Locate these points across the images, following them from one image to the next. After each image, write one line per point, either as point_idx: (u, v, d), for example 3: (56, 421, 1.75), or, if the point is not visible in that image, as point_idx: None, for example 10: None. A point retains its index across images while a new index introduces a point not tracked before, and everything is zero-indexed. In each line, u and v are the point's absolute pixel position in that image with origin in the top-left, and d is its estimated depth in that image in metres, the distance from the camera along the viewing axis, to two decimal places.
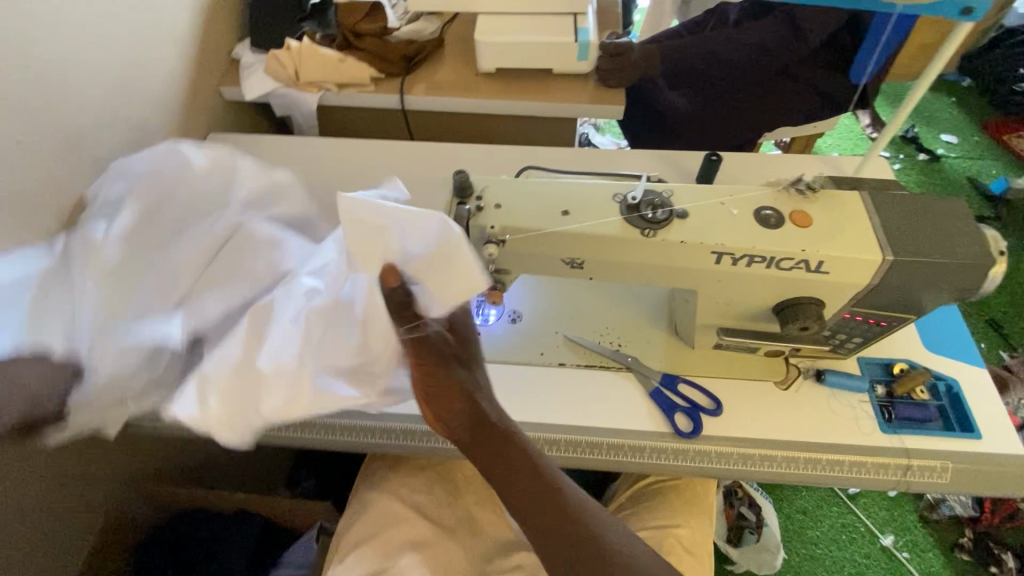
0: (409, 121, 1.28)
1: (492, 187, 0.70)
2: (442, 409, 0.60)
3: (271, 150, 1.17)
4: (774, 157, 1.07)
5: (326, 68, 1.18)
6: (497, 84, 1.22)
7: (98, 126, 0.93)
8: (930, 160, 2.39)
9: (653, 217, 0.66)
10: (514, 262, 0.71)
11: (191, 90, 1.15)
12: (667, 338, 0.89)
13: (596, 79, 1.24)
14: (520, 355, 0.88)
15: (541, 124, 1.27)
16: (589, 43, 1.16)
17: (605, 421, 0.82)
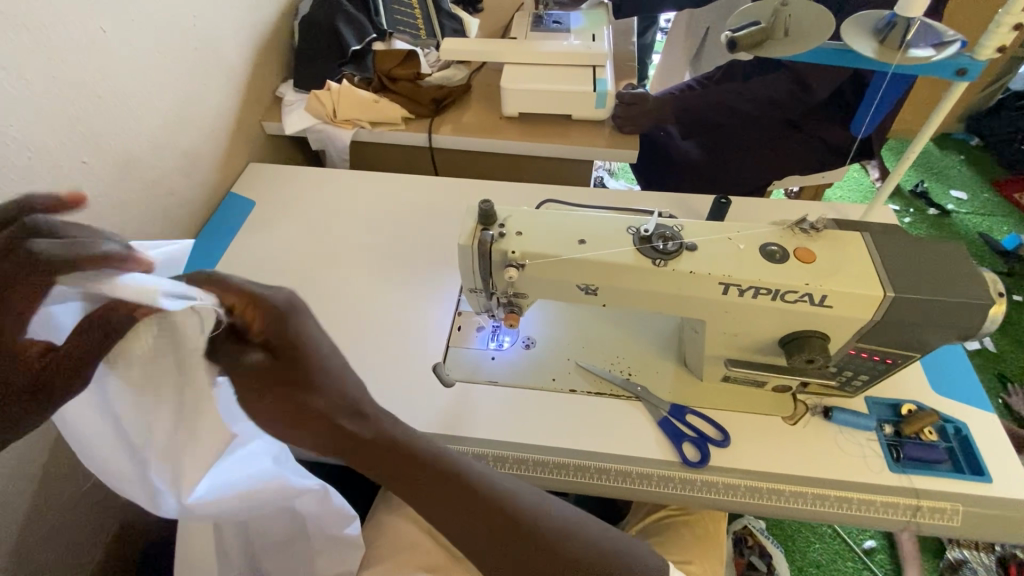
0: (435, 158, 1.36)
1: (514, 216, 0.75)
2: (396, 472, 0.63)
3: (305, 179, 1.25)
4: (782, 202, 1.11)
5: (361, 107, 1.27)
6: (519, 128, 1.31)
7: (152, 152, 1.01)
8: (941, 215, 2.41)
9: (664, 248, 0.70)
10: (531, 286, 0.75)
11: (236, 124, 1.24)
12: (677, 369, 0.91)
13: (612, 125, 1.32)
14: (532, 379, 0.91)
15: (560, 165, 1.34)
16: (607, 92, 1.25)
17: (615, 447, 0.84)
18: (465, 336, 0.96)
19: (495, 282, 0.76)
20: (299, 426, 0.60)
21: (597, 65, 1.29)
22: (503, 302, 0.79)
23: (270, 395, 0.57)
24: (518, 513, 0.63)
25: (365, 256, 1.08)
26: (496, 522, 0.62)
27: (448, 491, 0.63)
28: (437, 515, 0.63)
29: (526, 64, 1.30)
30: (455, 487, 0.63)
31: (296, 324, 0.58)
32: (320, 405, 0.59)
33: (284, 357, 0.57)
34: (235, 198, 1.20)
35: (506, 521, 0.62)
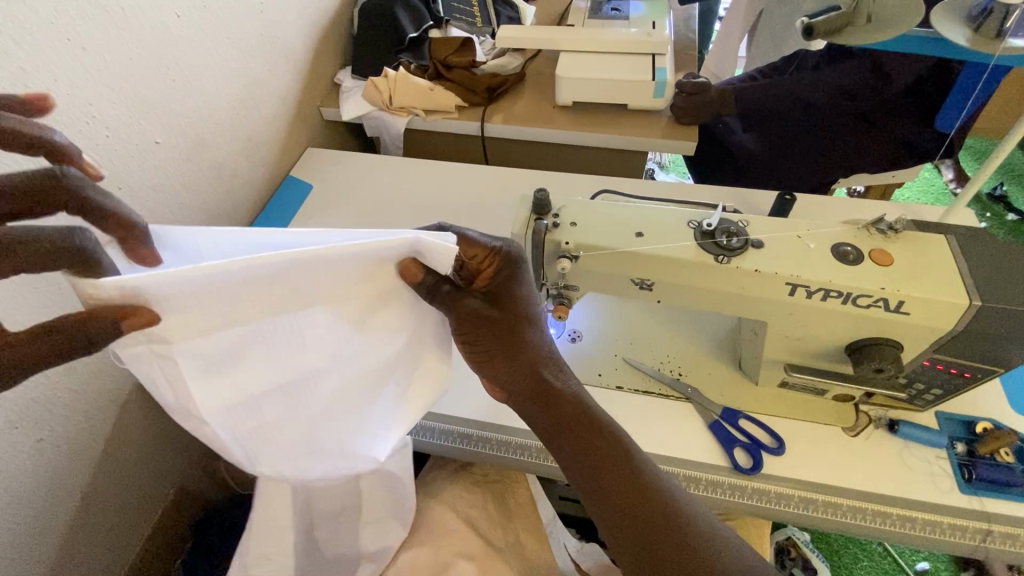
0: (486, 147, 1.35)
1: (570, 206, 0.74)
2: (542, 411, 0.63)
3: (360, 164, 1.27)
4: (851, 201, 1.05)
5: (416, 94, 1.28)
6: (572, 117, 1.29)
7: (219, 134, 1.05)
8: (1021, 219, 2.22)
9: (727, 244, 0.67)
10: (584, 278, 0.74)
11: (296, 109, 1.27)
12: (730, 372, 0.88)
13: (669, 116, 1.28)
14: (578, 373, 0.90)
15: (612, 156, 1.31)
16: (665, 82, 1.21)
17: (663, 447, 0.81)
18: None
19: (546, 274, 0.75)
20: (497, 368, 0.61)
21: (656, 53, 1.25)
22: (552, 294, 0.78)
23: (487, 335, 0.59)
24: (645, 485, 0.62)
25: None
26: (621, 487, 0.62)
27: (583, 439, 0.63)
28: (571, 459, 0.64)
29: (582, 52, 1.27)
30: (600, 441, 0.63)
31: (519, 284, 0.61)
32: (524, 354, 0.61)
33: (496, 303, 0.60)
34: (294, 181, 1.24)
35: (636, 488, 0.62)
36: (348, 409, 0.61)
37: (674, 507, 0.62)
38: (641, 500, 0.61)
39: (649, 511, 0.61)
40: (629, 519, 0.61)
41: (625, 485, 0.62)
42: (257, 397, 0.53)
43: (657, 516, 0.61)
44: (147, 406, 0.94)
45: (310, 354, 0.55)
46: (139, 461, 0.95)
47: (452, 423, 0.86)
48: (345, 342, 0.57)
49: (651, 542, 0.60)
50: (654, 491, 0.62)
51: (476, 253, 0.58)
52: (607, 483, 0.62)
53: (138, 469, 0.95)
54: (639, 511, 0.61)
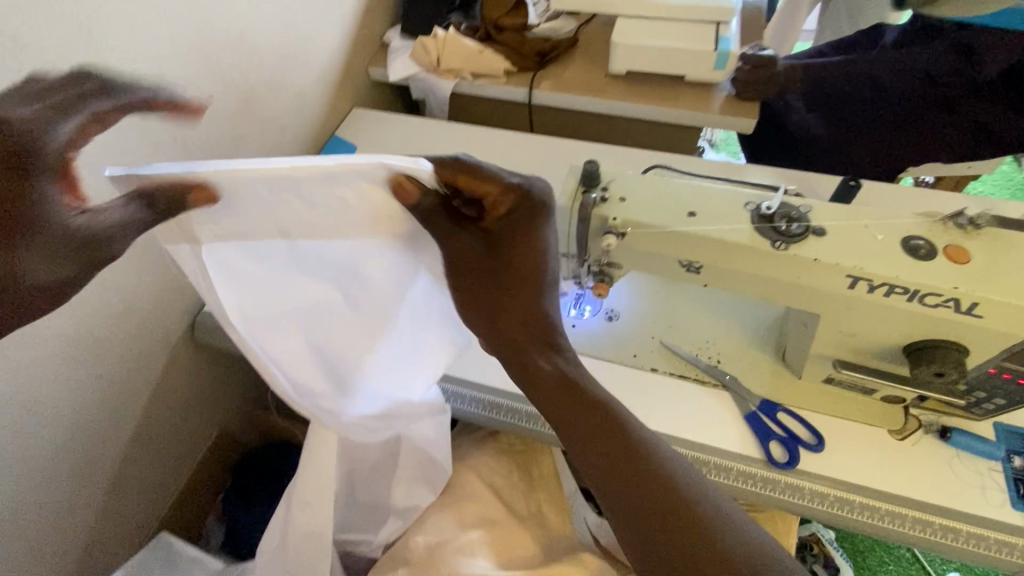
0: (532, 115, 1.31)
1: (619, 180, 0.71)
2: (537, 384, 0.63)
3: (404, 126, 1.26)
4: (923, 192, 0.97)
5: (465, 57, 1.25)
6: (624, 87, 1.23)
7: (269, 90, 1.06)
8: None
9: (787, 230, 0.64)
10: (629, 256, 0.71)
11: (344, 67, 1.26)
12: (772, 363, 0.85)
13: (729, 90, 1.21)
14: (613, 352, 0.88)
15: (663, 131, 1.25)
16: (729, 53, 1.14)
17: (695, 433, 0.80)
18: None
19: (589, 249, 0.73)
20: (489, 316, 0.60)
21: (720, 21, 1.17)
22: (593, 271, 0.76)
23: (479, 273, 0.56)
24: (655, 470, 0.59)
25: None
26: (628, 471, 0.59)
27: (586, 417, 0.61)
28: (568, 435, 0.62)
29: (640, 17, 1.20)
30: (600, 419, 0.61)
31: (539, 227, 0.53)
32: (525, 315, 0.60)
33: (498, 244, 0.54)
34: (339, 141, 1.24)
35: (642, 472, 0.59)
36: (354, 350, 0.64)
37: (683, 502, 0.58)
38: (649, 483, 0.58)
39: (659, 499, 0.58)
40: (639, 506, 0.58)
41: (632, 467, 0.59)
42: (274, 312, 0.58)
43: (645, 492, 0.58)
44: (193, 352, 0.98)
45: (318, 284, 0.59)
46: (185, 404, 1.00)
47: (482, 392, 0.86)
48: (353, 280, 0.60)
49: (633, 516, 0.58)
50: (664, 478, 0.59)
51: (487, 192, 0.50)
52: (609, 464, 0.60)
53: (184, 410, 1.00)
54: (650, 497, 0.58)
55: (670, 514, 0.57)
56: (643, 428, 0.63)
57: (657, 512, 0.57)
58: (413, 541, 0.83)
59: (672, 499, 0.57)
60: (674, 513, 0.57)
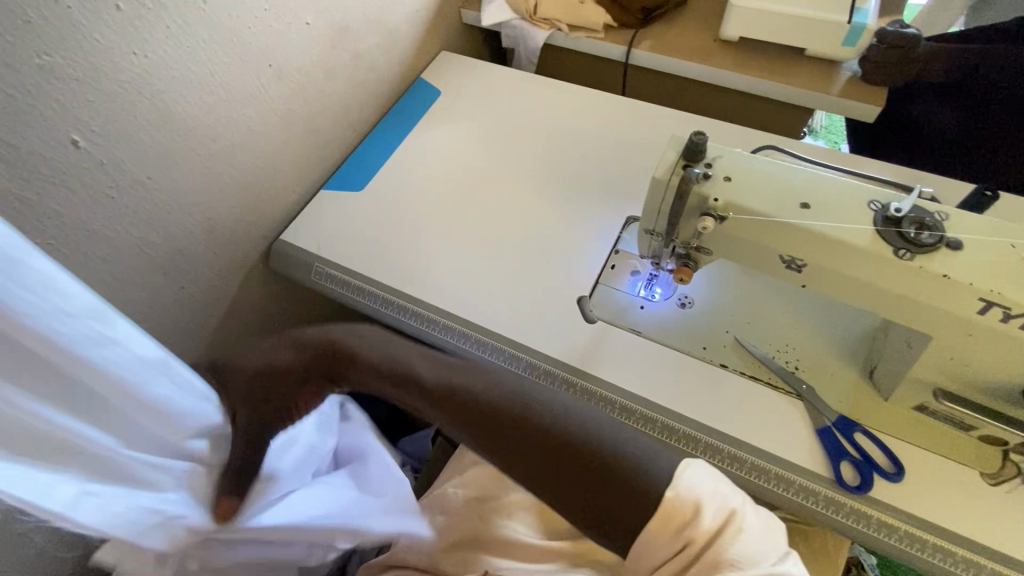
0: (626, 77, 1.23)
1: (726, 158, 0.65)
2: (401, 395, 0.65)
3: (492, 75, 1.21)
4: None
5: (565, 7, 1.17)
6: (734, 55, 1.12)
7: (364, 24, 1.03)
8: None
9: (916, 237, 0.57)
10: (722, 243, 0.66)
11: (437, 6, 1.22)
12: (857, 378, 0.78)
13: (854, 71, 1.08)
14: (681, 341, 0.83)
15: (769, 109, 1.14)
16: (864, 28, 1.00)
17: (759, 439, 0.75)
18: (618, 276, 0.89)
19: (679, 230, 0.68)
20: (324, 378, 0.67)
21: None
22: (679, 252, 0.71)
23: None
24: (569, 429, 0.59)
25: (535, 167, 1.04)
26: (519, 422, 0.60)
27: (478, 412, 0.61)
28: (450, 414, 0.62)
29: None
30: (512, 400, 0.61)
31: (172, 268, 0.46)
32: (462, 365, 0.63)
33: None
34: (424, 83, 1.21)
35: (552, 427, 0.59)
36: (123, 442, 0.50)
37: (593, 434, 0.59)
38: (566, 434, 0.59)
39: (587, 447, 0.58)
40: (559, 457, 0.58)
41: (547, 426, 0.59)
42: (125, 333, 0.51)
43: (574, 451, 0.58)
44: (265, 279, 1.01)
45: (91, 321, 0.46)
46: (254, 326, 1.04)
47: (536, 358, 0.83)
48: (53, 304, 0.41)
49: (568, 478, 0.58)
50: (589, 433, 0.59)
51: None
52: (493, 424, 0.61)
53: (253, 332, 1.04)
54: (565, 453, 0.58)
55: (594, 461, 0.57)
56: (534, 387, 0.64)
57: (582, 462, 0.57)
58: (451, 491, 0.84)
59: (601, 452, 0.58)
60: (603, 459, 0.57)
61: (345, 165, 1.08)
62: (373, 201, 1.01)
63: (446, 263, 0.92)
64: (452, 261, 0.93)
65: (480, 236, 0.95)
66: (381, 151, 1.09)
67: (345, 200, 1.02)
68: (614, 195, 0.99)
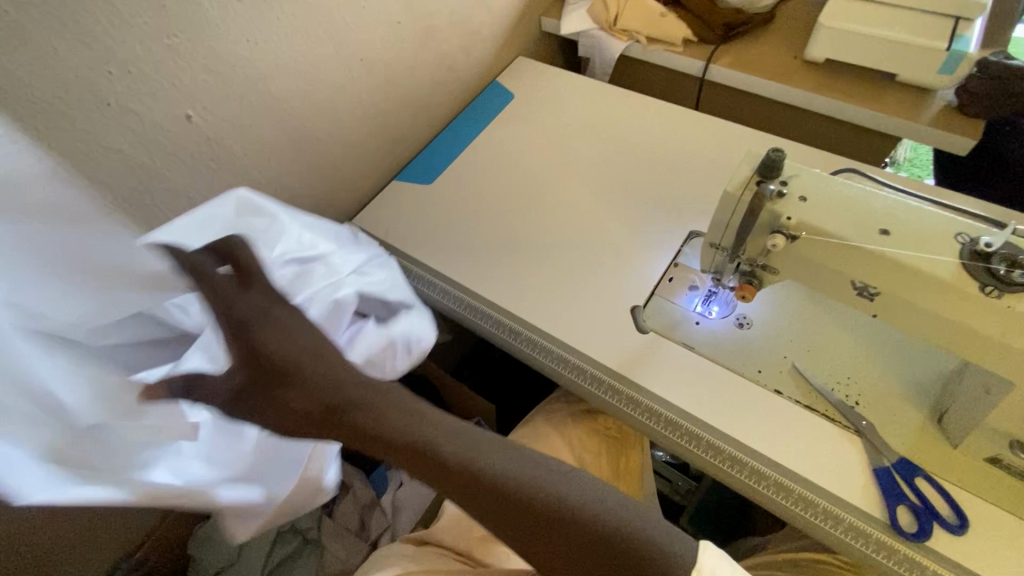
0: (701, 92, 1.22)
1: (803, 177, 0.63)
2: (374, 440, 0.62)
3: (565, 82, 1.23)
4: None
5: (645, 19, 1.18)
6: (818, 76, 1.09)
7: (449, 26, 1.08)
8: None
9: (1006, 275, 0.54)
10: (791, 263, 0.64)
11: (519, 12, 1.25)
12: (924, 420, 0.74)
13: (950, 100, 1.03)
14: (735, 361, 0.82)
15: (850, 134, 1.10)
16: (964, 56, 0.95)
17: (809, 471, 0.73)
18: (675, 289, 0.89)
19: (747, 246, 0.67)
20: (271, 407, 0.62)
21: (964, 16, 0.98)
22: (744, 269, 0.70)
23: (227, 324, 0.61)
24: (527, 502, 0.57)
25: (600, 174, 1.05)
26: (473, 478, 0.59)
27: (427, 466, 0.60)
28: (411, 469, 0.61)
29: None
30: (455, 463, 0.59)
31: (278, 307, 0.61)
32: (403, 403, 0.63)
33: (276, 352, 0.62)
34: (499, 85, 1.24)
35: (506, 504, 0.57)
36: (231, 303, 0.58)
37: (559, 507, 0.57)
38: (520, 510, 0.57)
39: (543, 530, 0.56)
40: (531, 534, 0.57)
41: (501, 503, 0.58)
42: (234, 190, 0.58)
43: (512, 506, 0.57)
44: None
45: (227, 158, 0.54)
46: None
47: (585, 362, 0.84)
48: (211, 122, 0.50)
49: (509, 521, 0.57)
50: (541, 509, 0.57)
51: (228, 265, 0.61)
52: (452, 477, 0.59)
53: None
54: (527, 529, 0.57)
55: (558, 536, 0.56)
56: (476, 439, 0.62)
57: (536, 538, 0.57)
58: None
59: (553, 533, 0.56)
60: (559, 537, 0.56)
61: (417, 159, 1.13)
62: (440, 194, 1.05)
63: (505, 259, 0.95)
64: (511, 259, 0.95)
65: (539, 236, 0.97)
66: (452, 147, 1.13)
67: (414, 191, 1.07)
68: (678, 208, 0.98)
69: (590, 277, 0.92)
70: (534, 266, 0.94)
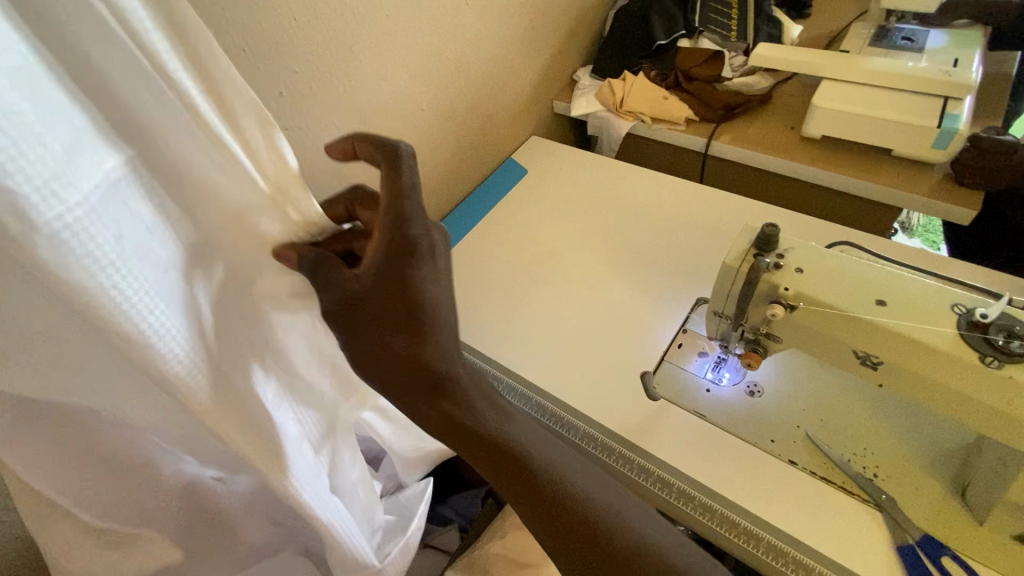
0: (705, 166, 1.29)
1: (798, 250, 0.66)
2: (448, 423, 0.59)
3: (575, 157, 1.32)
4: None
5: (648, 101, 1.27)
6: (816, 152, 1.15)
7: (467, 112, 1.18)
8: None
9: (1005, 346, 0.54)
10: (792, 332, 0.66)
11: (532, 97, 1.36)
12: (945, 494, 0.72)
13: (948, 173, 1.07)
14: (746, 429, 0.81)
15: (852, 205, 1.14)
16: (954, 132, 1.00)
17: (827, 548, 0.70)
18: (684, 356, 0.90)
19: (747, 315, 0.69)
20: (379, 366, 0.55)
21: (952, 97, 1.04)
22: (748, 337, 0.72)
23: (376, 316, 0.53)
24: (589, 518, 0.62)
25: (608, 243, 1.10)
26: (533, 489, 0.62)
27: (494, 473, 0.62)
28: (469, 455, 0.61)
29: (851, 81, 1.11)
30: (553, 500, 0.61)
31: (418, 288, 0.53)
32: (380, 351, 0.54)
33: (402, 304, 0.53)
34: (513, 161, 1.33)
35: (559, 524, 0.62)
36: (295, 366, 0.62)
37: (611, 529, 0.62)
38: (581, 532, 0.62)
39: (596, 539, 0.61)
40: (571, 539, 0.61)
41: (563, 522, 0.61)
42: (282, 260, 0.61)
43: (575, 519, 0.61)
44: None
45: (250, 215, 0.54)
46: None
47: (592, 429, 0.85)
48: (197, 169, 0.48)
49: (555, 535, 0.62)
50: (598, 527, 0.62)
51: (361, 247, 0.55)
52: (513, 479, 0.61)
53: None
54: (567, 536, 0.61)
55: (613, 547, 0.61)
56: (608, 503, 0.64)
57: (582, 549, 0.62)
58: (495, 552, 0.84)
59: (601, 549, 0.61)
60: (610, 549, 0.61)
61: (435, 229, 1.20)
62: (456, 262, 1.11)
63: (517, 325, 0.98)
64: (522, 325, 0.98)
65: (549, 303, 1.01)
66: (469, 219, 1.20)
67: None
68: (684, 277, 1.02)
69: (599, 343, 0.94)
70: (543, 332, 0.97)
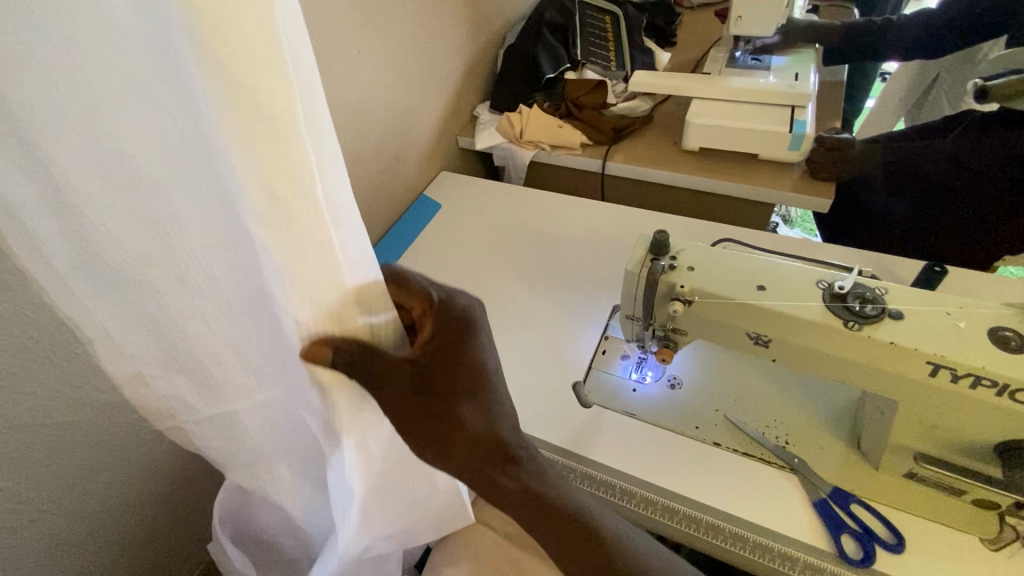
0: (605, 185, 1.39)
1: (688, 250, 0.74)
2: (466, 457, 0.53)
3: (483, 188, 1.38)
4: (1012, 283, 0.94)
5: (545, 131, 1.36)
6: (697, 162, 1.28)
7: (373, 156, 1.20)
8: None
9: (861, 310, 0.64)
10: (694, 324, 0.73)
11: (436, 136, 1.41)
12: (844, 448, 0.81)
13: (805, 169, 1.23)
14: (673, 420, 0.87)
15: (734, 206, 1.28)
16: (804, 135, 1.16)
17: (756, 516, 0.76)
18: (609, 361, 0.95)
19: (655, 314, 0.75)
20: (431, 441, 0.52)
21: (797, 106, 1.21)
22: (659, 335, 0.78)
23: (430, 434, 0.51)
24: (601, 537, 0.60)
25: (525, 264, 1.15)
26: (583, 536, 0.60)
27: (556, 525, 0.59)
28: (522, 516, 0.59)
29: (715, 99, 1.26)
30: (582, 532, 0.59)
31: (468, 347, 0.49)
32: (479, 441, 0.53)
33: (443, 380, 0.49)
34: (426, 196, 1.36)
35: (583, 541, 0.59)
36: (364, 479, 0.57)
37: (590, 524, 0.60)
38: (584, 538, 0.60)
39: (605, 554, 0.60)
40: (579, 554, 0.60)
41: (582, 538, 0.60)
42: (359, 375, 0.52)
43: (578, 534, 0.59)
44: None
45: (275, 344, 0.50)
46: None
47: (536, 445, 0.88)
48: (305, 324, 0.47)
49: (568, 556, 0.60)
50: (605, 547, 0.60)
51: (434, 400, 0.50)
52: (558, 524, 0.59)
53: None
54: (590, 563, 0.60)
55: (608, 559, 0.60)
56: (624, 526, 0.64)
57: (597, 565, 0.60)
58: None
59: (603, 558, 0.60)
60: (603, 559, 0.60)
61: None
62: None
63: None
64: None
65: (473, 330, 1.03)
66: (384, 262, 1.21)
67: None
68: (599, 288, 1.08)
69: (525, 361, 0.97)
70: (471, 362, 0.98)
